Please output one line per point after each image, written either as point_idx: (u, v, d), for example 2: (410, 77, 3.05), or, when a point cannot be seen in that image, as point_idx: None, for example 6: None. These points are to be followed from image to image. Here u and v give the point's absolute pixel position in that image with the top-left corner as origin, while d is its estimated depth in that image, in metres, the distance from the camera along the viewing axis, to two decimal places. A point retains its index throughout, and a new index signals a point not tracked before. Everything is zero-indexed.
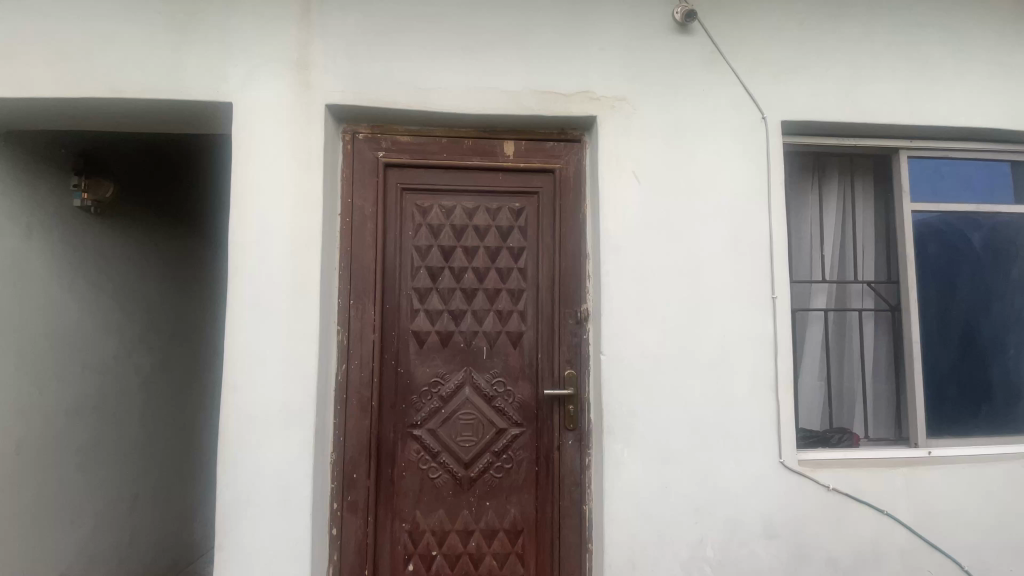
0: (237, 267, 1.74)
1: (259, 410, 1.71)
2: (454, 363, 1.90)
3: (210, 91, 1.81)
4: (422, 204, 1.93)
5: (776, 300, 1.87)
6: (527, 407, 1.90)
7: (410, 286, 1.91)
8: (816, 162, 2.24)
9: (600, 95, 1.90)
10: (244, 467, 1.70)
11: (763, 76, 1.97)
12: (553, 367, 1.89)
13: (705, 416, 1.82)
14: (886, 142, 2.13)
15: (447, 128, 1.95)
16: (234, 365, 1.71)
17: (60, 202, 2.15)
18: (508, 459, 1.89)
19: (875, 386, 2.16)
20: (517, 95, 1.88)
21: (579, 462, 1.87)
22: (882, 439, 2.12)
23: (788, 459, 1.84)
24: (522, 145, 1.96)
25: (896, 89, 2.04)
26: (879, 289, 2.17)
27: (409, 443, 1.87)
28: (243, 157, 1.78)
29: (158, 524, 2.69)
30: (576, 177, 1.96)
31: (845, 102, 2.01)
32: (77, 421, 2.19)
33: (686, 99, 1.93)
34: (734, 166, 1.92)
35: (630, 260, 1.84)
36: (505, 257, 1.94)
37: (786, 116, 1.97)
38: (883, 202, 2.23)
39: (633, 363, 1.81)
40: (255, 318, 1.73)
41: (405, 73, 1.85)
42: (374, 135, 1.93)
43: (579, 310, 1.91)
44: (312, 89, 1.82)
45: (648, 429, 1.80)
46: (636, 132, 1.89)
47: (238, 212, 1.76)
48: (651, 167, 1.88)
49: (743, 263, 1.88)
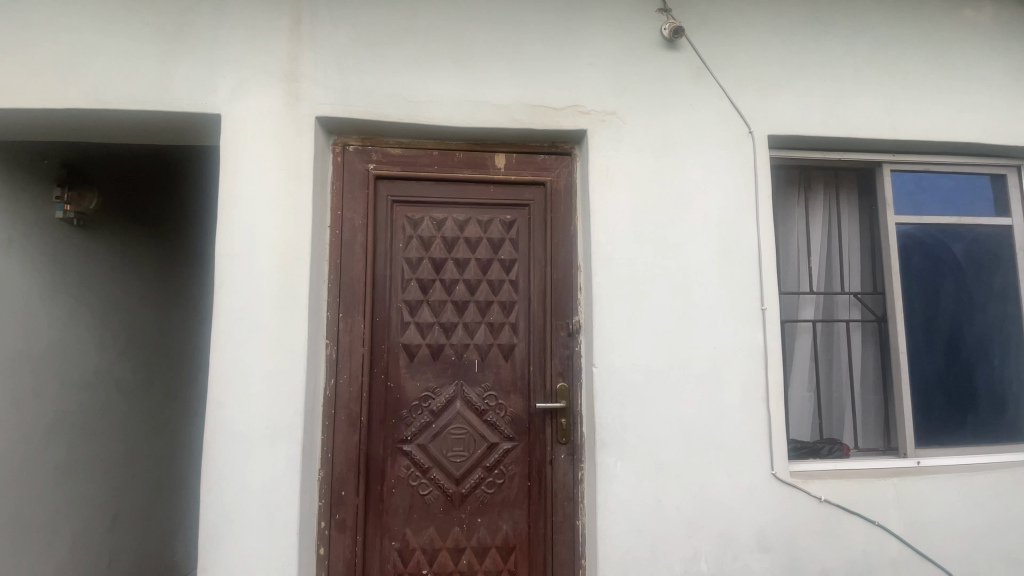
0: (224, 281, 1.71)
1: (245, 427, 1.67)
2: (445, 377, 1.88)
3: (199, 102, 1.80)
4: (413, 217, 1.93)
5: (766, 311, 1.88)
6: (519, 421, 1.88)
7: (400, 299, 1.90)
8: (802, 175, 2.28)
9: (590, 109, 1.91)
10: (229, 485, 1.65)
11: (749, 91, 2.01)
12: (545, 380, 1.88)
13: (697, 426, 1.82)
14: (868, 157, 2.18)
15: (438, 141, 1.95)
16: (218, 381, 1.68)
17: (43, 214, 2.11)
18: (500, 473, 1.86)
19: (864, 396, 2.19)
20: (507, 109, 1.89)
21: (572, 476, 1.85)
22: (872, 449, 2.14)
23: (780, 470, 1.84)
24: (513, 158, 1.97)
25: (877, 104, 2.09)
26: (866, 300, 2.21)
27: (399, 459, 1.84)
28: (231, 169, 1.76)
29: (139, 543, 2.61)
30: (567, 189, 1.97)
31: (828, 116, 2.05)
32: (57, 439, 2.12)
33: (675, 113, 1.95)
34: (722, 178, 1.94)
35: (620, 271, 1.84)
36: (497, 269, 1.93)
37: (773, 130, 2.01)
38: (868, 214, 2.28)
39: (626, 375, 1.80)
40: (242, 333, 1.70)
41: (396, 86, 1.85)
42: (364, 147, 1.92)
43: (570, 322, 1.90)
44: (302, 100, 1.82)
45: (641, 442, 1.79)
46: (626, 145, 1.91)
47: (223, 225, 1.73)
48: (640, 180, 1.90)
49: (732, 275, 1.89)
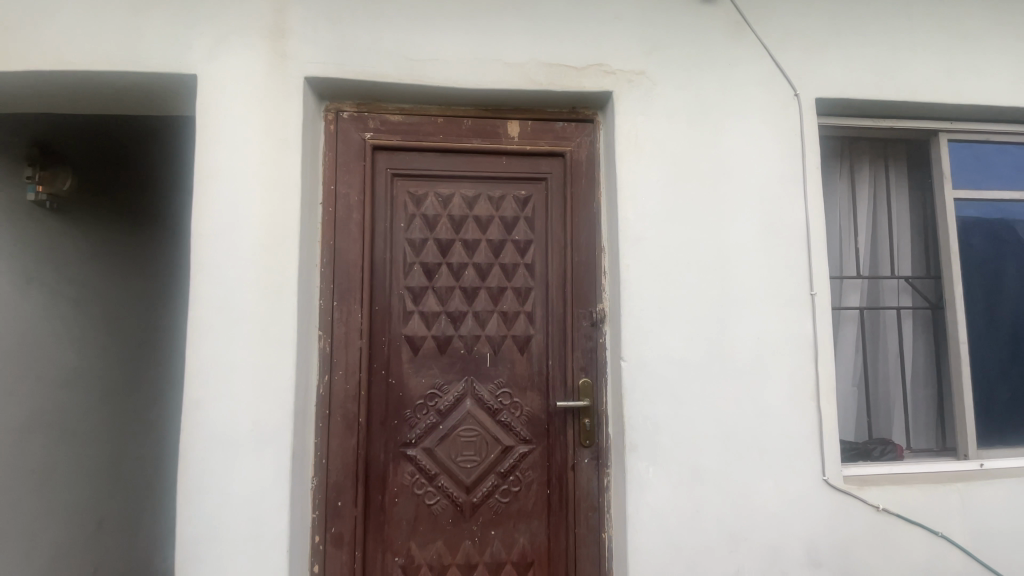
0: (203, 264, 1.50)
1: (227, 431, 1.47)
2: (453, 372, 1.67)
3: (173, 61, 1.58)
4: (416, 192, 1.71)
5: (816, 297, 1.66)
6: (537, 421, 1.67)
7: (402, 285, 1.69)
8: (847, 147, 2.05)
9: (615, 68, 1.69)
10: (208, 496, 1.45)
11: (794, 49, 1.78)
12: (566, 376, 1.67)
13: (738, 427, 1.60)
14: (923, 124, 1.95)
15: (443, 106, 1.73)
16: (197, 379, 1.47)
17: (13, 196, 1.92)
18: (515, 481, 1.65)
19: (915, 392, 1.98)
20: (522, 68, 1.66)
21: (596, 483, 1.65)
22: (925, 450, 1.94)
23: (832, 475, 1.62)
24: (528, 126, 1.75)
25: (936, 64, 1.86)
26: (917, 285, 2.00)
27: (402, 465, 1.64)
28: (209, 137, 1.54)
29: (126, 551, 2.44)
30: (588, 160, 1.75)
31: (882, 77, 1.82)
32: (32, 439, 1.94)
33: (711, 73, 1.72)
34: (764, 148, 1.71)
35: (652, 253, 1.62)
36: (511, 251, 1.72)
37: (821, 93, 1.78)
38: (920, 190, 2.05)
39: (658, 369, 1.59)
40: (222, 323, 1.49)
41: (396, 43, 1.63)
42: (360, 114, 1.71)
43: (594, 311, 1.69)
44: (290, 60, 1.60)
45: (675, 446, 1.57)
46: (655, 110, 1.68)
47: (199, 199, 1.52)
48: (673, 149, 1.67)
49: (777, 255, 1.67)
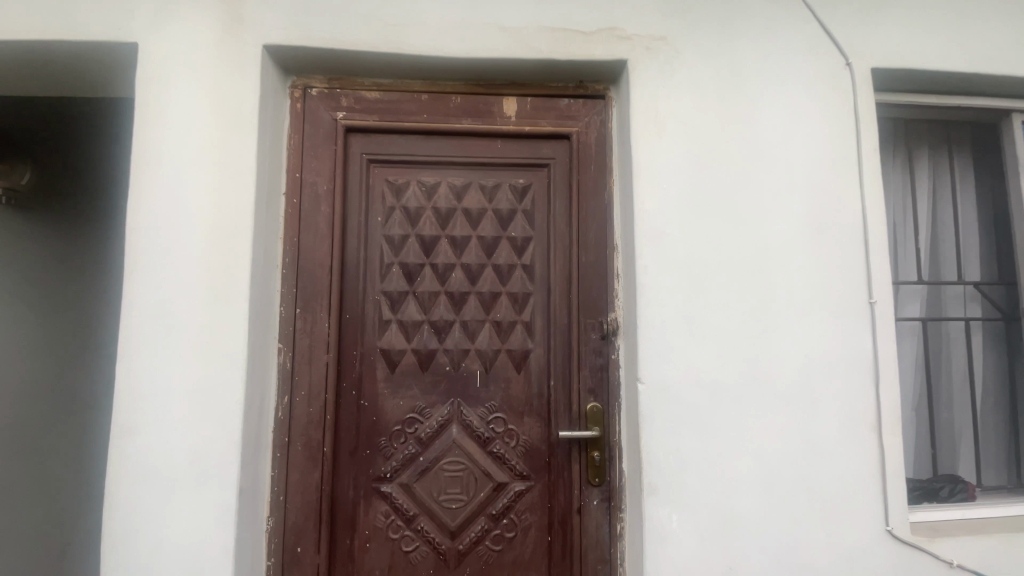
0: (137, 263, 1.26)
1: (163, 462, 1.22)
2: (437, 394, 1.41)
3: (110, 28, 1.35)
4: (395, 181, 1.47)
5: (875, 305, 1.37)
6: (536, 454, 1.41)
7: (378, 290, 1.43)
8: (903, 129, 1.75)
9: (629, 33, 1.42)
10: (137, 543, 1.20)
11: (844, 11, 1.49)
12: (570, 400, 1.40)
13: (780, 465, 1.31)
14: (995, 102, 1.65)
15: (428, 82, 1.48)
16: (127, 400, 1.23)
17: None
18: (509, 524, 1.39)
19: (986, 419, 1.67)
20: (519, 34, 1.41)
21: (607, 529, 1.37)
22: (998, 488, 1.63)
23: (896, 524, 1.33)
24: (527, 103, 1.49)
25: (1014, 29, 1.56)
26: (987, 292, 1.69)
27: (375, 504, 1.38)
28: (150, 114, 1.31)
29: None
30: (598, 143, 1.48)
31: (951, 44, 1.53)
32: None
33: (744, 39, 1.45)
34: (809, 127, 1.43)
35: (674, 251, 1.35)
36: (506, 250, 1.46)
37: (877, 62, 1.49)
38: (988, 181, 1.75)
39: (682, 393, 1.31)
40: (159, 333, 1.25)
41: (371, 5, 1.39)
42: (331, 90, 1.47)
43: (605, 321, 1.42)
44: (247, 25, 1.36)
45: (702, 488, 1.29)
46: (678, 81, 1.41)
47: (136, 188, 1.29)
48: (699, 128, 1.40)
49: (827, 256, 1.39)
